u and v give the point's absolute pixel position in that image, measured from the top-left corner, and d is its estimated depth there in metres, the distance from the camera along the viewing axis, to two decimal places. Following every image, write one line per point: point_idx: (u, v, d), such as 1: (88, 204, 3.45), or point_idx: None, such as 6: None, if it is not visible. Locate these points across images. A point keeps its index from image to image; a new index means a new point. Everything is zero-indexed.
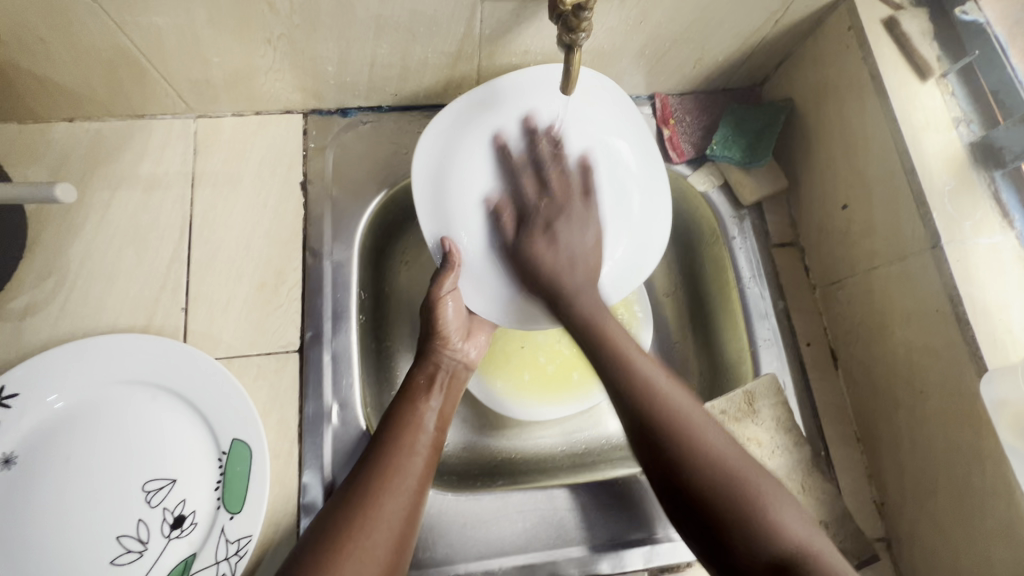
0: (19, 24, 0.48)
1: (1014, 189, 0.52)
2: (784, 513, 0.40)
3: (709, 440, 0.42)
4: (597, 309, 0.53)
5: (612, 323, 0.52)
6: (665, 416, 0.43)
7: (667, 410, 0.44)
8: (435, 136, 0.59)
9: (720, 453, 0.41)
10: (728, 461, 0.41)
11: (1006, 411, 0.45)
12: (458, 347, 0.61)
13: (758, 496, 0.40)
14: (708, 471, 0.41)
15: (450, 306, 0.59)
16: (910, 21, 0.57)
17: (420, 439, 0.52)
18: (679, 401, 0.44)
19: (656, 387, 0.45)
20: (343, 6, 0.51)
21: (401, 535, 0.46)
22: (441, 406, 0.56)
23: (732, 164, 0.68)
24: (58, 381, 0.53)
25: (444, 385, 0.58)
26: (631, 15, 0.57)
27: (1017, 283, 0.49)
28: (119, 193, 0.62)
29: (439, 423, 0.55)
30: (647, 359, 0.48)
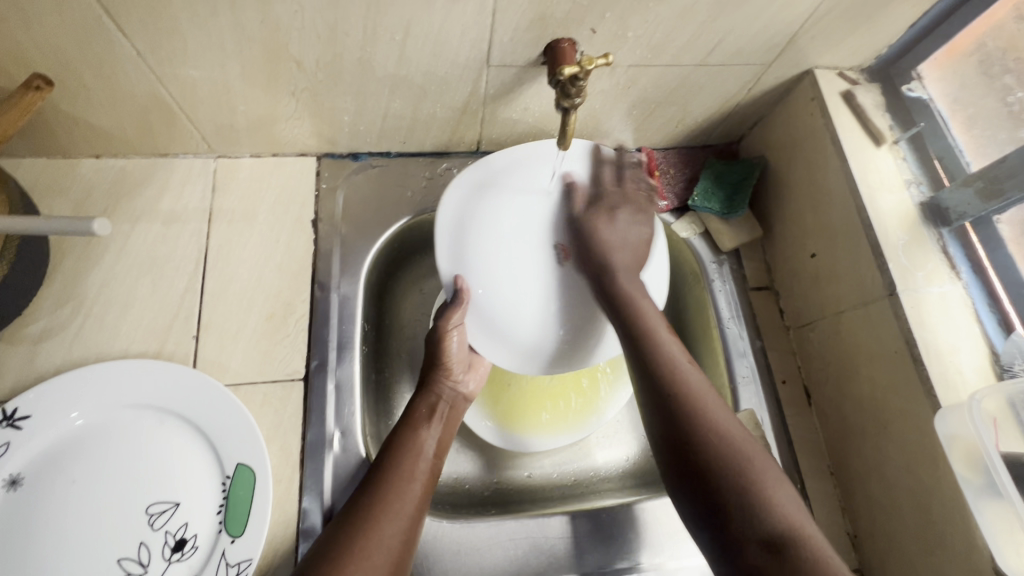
0: (67, 72, 0.53)
1: (960, 244, 0.59)
2: (778, 492, 0.44)
3: (710, 408, 0.50)
4: (653, 316, 0.57)
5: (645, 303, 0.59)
6: (678, 388, 0.51)
7: (683, 388, 0.51)
8: (464, 183, 0.62)
9: (721, 425, 0.48)
10: (730, 432, 0.48)
11: (959, 445, 0.50)
12: (459, 378, 0.63)
13: (749, 458, 0.46)
14: (714, 441, 0.47)
15: (455, 340, 0.61)
16: (864, 95, 0.65)
17: (420, 464, 0.54)
18: (696, 380, 0.52)
19: (681, 369, 0.53)
20: (364, 66, 0.57)
21: (398, 558, 0.48)
22: (440, 435, 0.59)
23: (711, 214, 0.74)
24: (69, 404, 0.55)
25: (443, 415, 0.61)
26: (621, 82, 0.63)
27: (964, 328, 0.55)
28: (139, 226, 0.66)
29: (437, 450, 0.57)
30: (681, 352, 0.55)
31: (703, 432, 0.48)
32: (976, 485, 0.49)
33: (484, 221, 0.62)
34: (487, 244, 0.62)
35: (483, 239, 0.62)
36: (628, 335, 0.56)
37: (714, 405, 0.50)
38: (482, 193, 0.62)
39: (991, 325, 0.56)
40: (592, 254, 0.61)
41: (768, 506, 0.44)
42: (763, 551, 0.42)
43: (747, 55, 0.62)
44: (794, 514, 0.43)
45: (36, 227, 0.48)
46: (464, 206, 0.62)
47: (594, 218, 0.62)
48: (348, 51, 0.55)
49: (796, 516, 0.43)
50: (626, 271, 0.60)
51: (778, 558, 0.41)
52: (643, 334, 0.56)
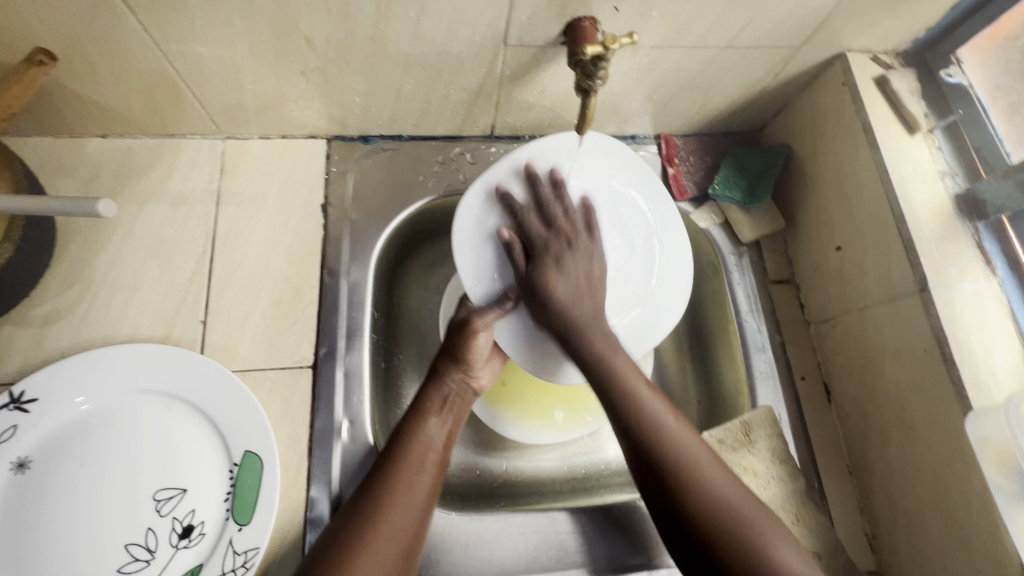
0: (72, 48, 0.51)
1: (996, 238, 0.56)
2: (783, 549, 0.42)
3: (687, 449, 0.47)
4: (609, 352, 0.53)
5: (622, 363, 0.53)
6: (677, 459, 0.46)
7: (649, 427, 0.48)
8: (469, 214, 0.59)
9: (720, 493, 0.44)
10: (726, 492, 0.44)
11: (990, 449, 0.48)
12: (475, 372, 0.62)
13: (703, 487, 0.44)
14: (724, 521, 0.43)
15: (483, 335, 0.59)
16: (899, 81, 0.62)
17: (428, 455, 0.53)
18: (671, 424, 0.49)
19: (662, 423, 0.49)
20: (377, 45, 0.55)
21: (408, 550, 0.47)
22: (450, 426, 0.57)
23: (732, 203, 0.72)
24: (76, 387, 0.54)
25: (453, 406, 0.59)
26: (642, 64, 0.61)
27: (999, 327, 0.53)
28: (146, 208, 0.64)
29: (447, 441, 0.56)
30: (652, 392, 0.51)
31: (694, 506, 0.44)
32: (1008, 491, 0.47)
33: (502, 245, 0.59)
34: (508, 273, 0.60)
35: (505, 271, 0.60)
36: (597, 383, 0.53)
37: (731, 495, 0.44)
38: (491, 232, 0.59)
39: None
40: (552, 311, 0.55)
41: (773, 561, 0.41)
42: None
43: (777, 37, 0.59)
44: (803, 570, 0.42)
45: (40, 207, 0.47)
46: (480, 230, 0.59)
47: (542, 270, 0.56)
48: (361, 28, 0.53)
49: (806, 573, 0.41)
50: (595, 315, 0.56)
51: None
52: (637, 414, 0.49)
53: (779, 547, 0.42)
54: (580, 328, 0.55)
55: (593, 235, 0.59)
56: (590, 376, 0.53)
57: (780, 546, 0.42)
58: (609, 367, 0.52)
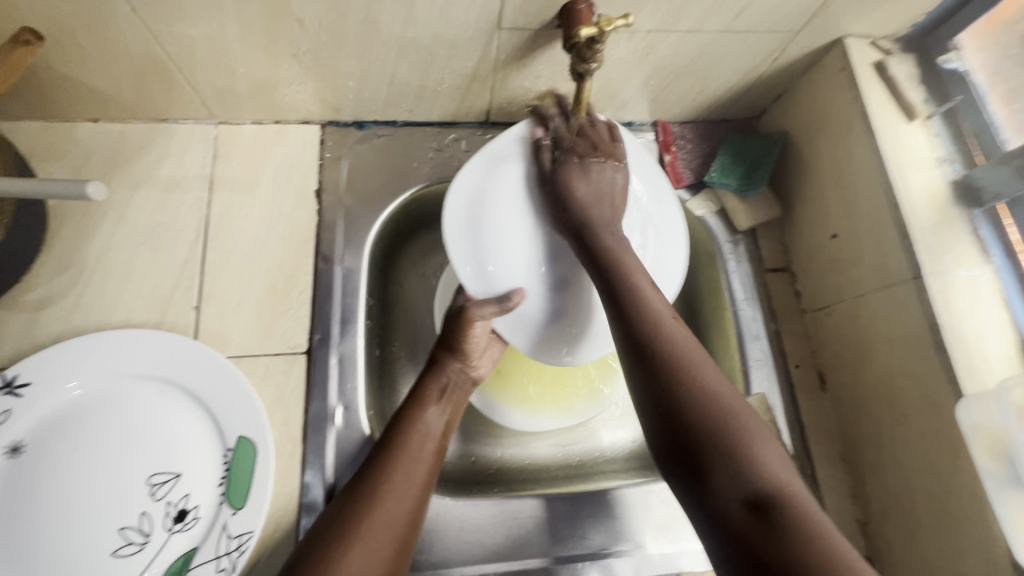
0: (60, 28, 0.51)
1: (991, 226, 0.56)
2: (765, 451, 0.39)
3: (704, 374, 0.43)
4: (619, 249, 0.53)
5: (640, 273, 0.51)
6: (677, 359, 0.44)
7: (650, 315, 0.47)
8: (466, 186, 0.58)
9: (710, 389, 0.42)
10: (736, 409, 0.41)
11: (981, 435, 0.48)
12: (473, 362, 0.62)
13: (693, 380, 0.42)
14: (714, 424, 0.40)
15: (480, 326, 0.59)
16: (897, 66, 0.61)
17: (425, 445, 0.53)
18: (682, 339, 0.46)
19: (665, 325, 0.47)
20: (370, 27, 0.54)
21: (403, 539, 0.48)
22: (448, 416, 0.57)
23: (729, 190, 0.72)
24: (69, 372, 0.54)
25: (452, 397, 0.59)
26: (639, 48, 0.60)
27: (992, 314, 0.53)
28: (138, 193, 0.64)
29: (445, 431, 0.56)
30: (676, 320, 0.48)
31: (685, 399, 0.42)
32: (999, 476, 0.47)
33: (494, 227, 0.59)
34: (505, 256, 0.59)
35: (501, 253, 0.59)
36: (610, 292, 0.51)
37: (726, 390, 0.42)
38: (484, 210, 0.59)
39: (1021, 311, 0.53)
40: (571, 211, 0.56)
41: (754, 459, 0.38)
42: (745, 510, 0.36)
43: (775, 21, 0.58)
44: (781, 471, 0.38)
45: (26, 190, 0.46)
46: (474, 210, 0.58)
47: (565, 169, 0.56)
48: (353, 10, 0.52)
49: (792, 479, 0.38)
50: (614, 233, 0.55)
51: (765, 518, 0.35)
52: (654, 323, 0.47)
53: (763, 450, 0.39)
54: (597, 226, 0.54)
55: (616, 142, 0.59)
56: (607, 300, 0.50)
57: (762, 446, 0.39)
58: (625, 270, 0.51)
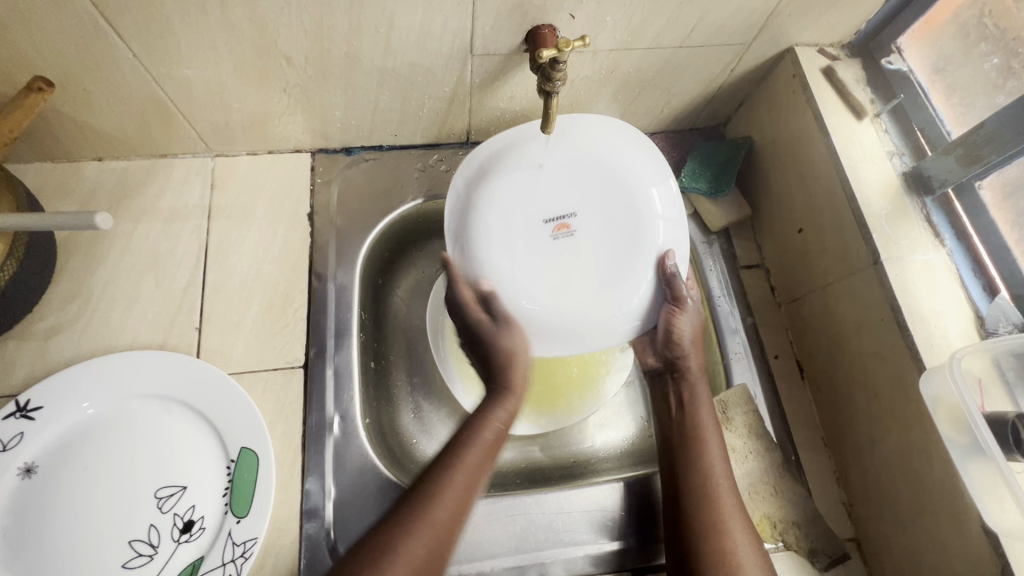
0: (68, 76, 0.55)
1: (943, 212, 0.60)
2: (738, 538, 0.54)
3: (711, 468, 0.57)
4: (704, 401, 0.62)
5: (703, 413, 0.61)
6: (699, 476, 0.57)
7: (709, 493, 0.56)
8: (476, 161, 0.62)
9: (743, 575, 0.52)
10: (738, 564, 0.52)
11: (943, 407, 0.50)
12: (504, 341, 0.61)
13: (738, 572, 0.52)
14: (706, 504, 0.55)
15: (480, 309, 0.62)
16: (844, 70, 0.65)
17: (458, 479, 0.53)
18: (712, 454, 0.58)
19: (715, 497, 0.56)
20: (352, 60, 0.59)
21: (440, 547, 0.49)
22: (506, 417, 0.59)
23: (700, 194, 0.75)
24: (80, 393, 0.57)
25: (505, 395, 0.61)
26: (603, 66, 0.65)
27: (948, 293, 0.56)
28: (141, 224, 0.68)
29: (498, 435, 0.58)
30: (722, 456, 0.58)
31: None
32: (961, 445, 0.49)
33: (489, 202, 0.60)
34: (484, 229, 0.60)
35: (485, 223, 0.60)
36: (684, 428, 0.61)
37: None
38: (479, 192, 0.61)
39: (976, 290, 0.57)
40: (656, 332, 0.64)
41: None
42: None
43: (726, 36, 0.63)
44: None
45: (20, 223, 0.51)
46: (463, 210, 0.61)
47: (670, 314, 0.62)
48: (335, 45, 0.57)
49: None
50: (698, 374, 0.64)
51: None
52: (705, 495, 0.56)
53: (740, 560, 0.53)
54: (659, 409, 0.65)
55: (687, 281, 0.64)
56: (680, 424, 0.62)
57: None
58: (700, 432, 0.59)
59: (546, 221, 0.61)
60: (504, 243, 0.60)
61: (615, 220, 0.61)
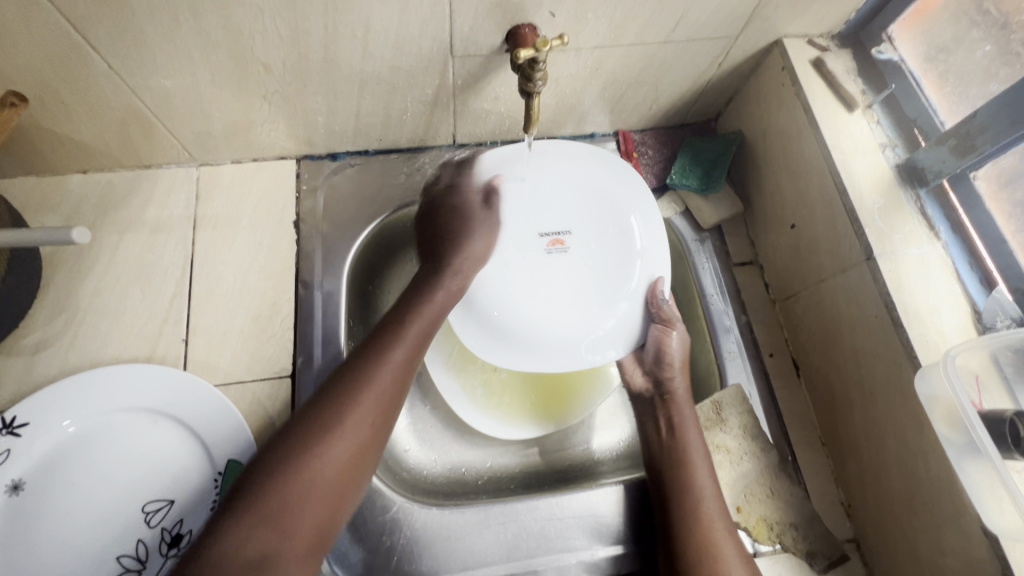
0: (44, 90, 0.55)
1: (938, 204, 0.58)
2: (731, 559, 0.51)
3: (703, 494, 0.55)
4: (687, 424, 0.60)
5: (693, 436, 0.59)
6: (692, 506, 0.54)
7: (698, 515, 0.54)
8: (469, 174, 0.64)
9: None
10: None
11: (939, 405, 0.49)
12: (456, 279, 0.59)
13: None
14: (694, 528, 0.53)
15: (475, 245, 0.60)
16: (834, 61, 0.64)
17: (377, 384, 0.48)
18: (701, 474, 0.56)
19: (707, 519, 0.54)
20: (330, 65, 0.58)
21: (344, 472, 0.44)
22: (410, 354, 0.51)
23: (691, 190, 0.74)
24: (65, 408, 0.57)
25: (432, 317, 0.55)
26: (587, 64, 0.64)
27: (944, 288, 0.55)
28: (127, 236, 0.67)
29: (406, 373, 0.50)
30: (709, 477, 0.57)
31: None
32: (958, 444, 0.48)
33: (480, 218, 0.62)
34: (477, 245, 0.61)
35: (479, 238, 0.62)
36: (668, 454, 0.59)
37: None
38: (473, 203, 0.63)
39: (972, 284, 0.55)
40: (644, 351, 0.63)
41: None
42: None
43: (711, 30, 0.61)
44: None
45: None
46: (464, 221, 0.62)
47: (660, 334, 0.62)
48: (312, 51, 0.56)
49: None
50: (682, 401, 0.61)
51: None
52: (694, 518, 0.54)
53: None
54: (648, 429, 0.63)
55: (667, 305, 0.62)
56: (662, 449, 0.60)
57: None
58: (683, 456, 0.57)
59: (540, 236, 0.63)
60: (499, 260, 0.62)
61: (607, 245, 0.63)
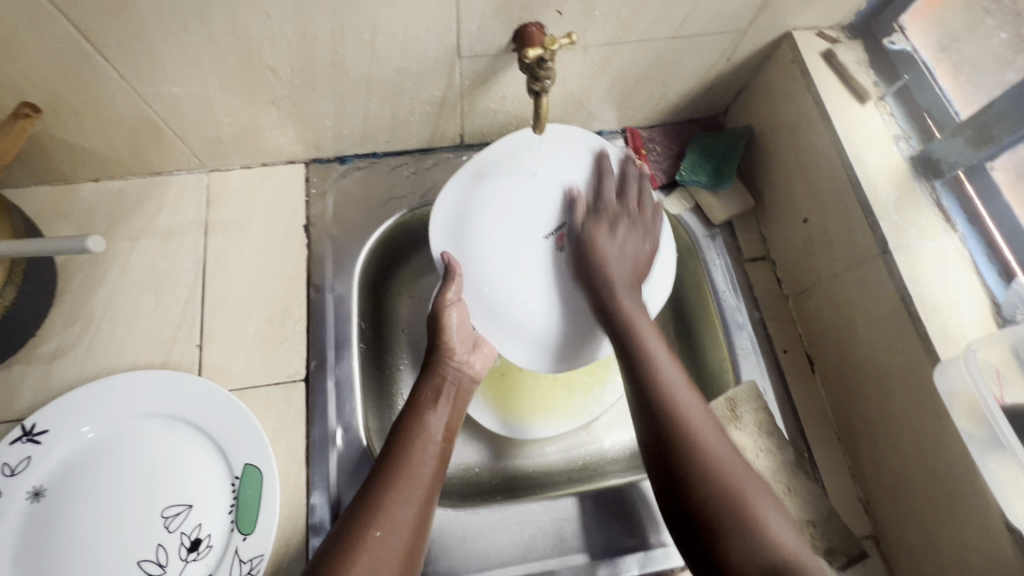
0: (56, 99, 0.55)
1: (954, 196, 0.57)
2: (772, 516, 0.43)
3: (699, 428, 0.48)
4: (635, 312, 0.56)
5: (642, 322, 0.56)
6: (707, 467, 0.45)
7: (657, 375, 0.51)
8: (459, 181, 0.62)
9: (718, 457, 0.46)
10: (693, 419, 0.48)
11: (960, 400, 0.49)
12: (463, 359, 0.63)
13: (701, 445, 0.47)
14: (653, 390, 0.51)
15: (455, 315, 0.61)
16: (845, 53, 0.63)
17: (425, 456, 0.52)
18: (651, 342, 0.54)
19: (659, 374, 0.52)
20: (338, 68, 0.58)
21: (413, 539, 0.48)
22: (448, 417, 0.57)
23: (701, 186, 0.74)
24: (84, 415, 0.57)
25: (451, 396, 0.59)
26: (595, 61, 0.63)
27: (961, 280, 0.54)
28: (139, 243, 0.68)
29: (445, 434, 0.56)
30: (658, 339, 0.55)
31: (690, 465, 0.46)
32: (980, 439, 0.48)
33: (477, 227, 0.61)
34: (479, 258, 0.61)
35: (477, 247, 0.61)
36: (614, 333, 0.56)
37: (730, 465, 0.46)
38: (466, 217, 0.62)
39: (991, 276, 0.54)
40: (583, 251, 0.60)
41: (760, 533, 0.42)
42: None
43: (720, 24, 0.61)
44: (792, 544, 0.42)
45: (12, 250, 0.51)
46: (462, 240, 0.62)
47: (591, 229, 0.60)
48: (320, 55, 0.56)
49: (793, 544, 0.42)
50: (626, 288, 0.58)
51: None
52: (649, 372, 0.52)
53: (706, 438, 0.47)
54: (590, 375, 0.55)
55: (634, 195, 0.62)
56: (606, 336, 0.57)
57: (767, 509, 0.44)
58: (631, 331, 0.55)
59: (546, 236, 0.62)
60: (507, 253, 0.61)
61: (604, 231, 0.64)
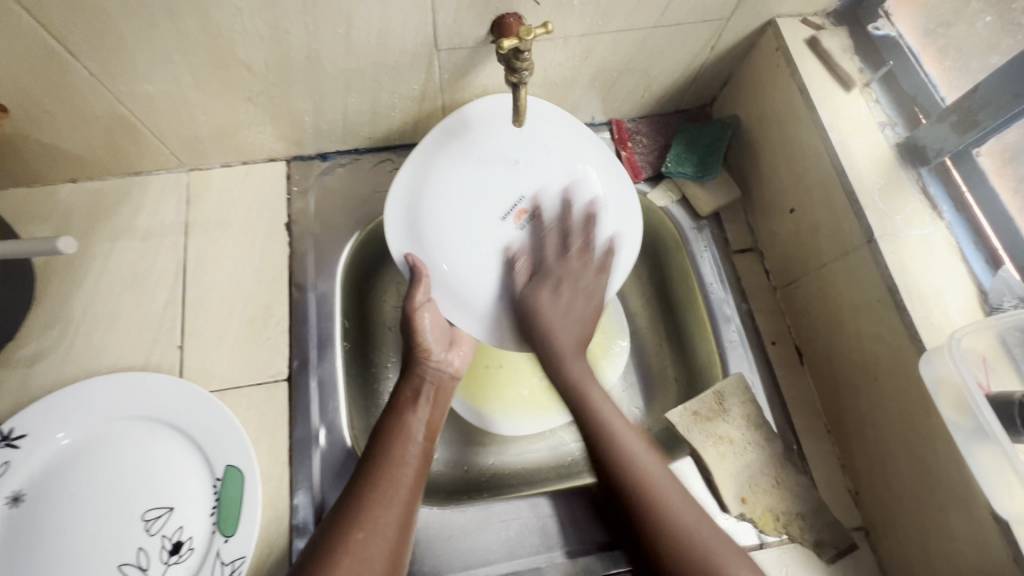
0: (26, 99, 0.54)
1: (940, 182, 0.57)
2: (732, 570, 0.45)
3: (652, 475, 0.49)
4: (584, 379, 0.56)
5: (580, 373, 0.56)
6: (659, 516, 0.47)
7: (590, 413, 0.54)
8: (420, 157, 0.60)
9: (672, 511, 0.48)
10: (653, 479, 0.49)
11: (945, 389, 0.48)
12: (441, 357, 0.62)
13: (657, 501, 0.48)
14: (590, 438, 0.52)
15: (427, 317, 0.59)
16: (830, 39, 0.62)
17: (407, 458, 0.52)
18: (573, 368, 0.56)
19: (612, 434, 0.52)
20: (313, 63, 0.57)
21: (400, 539, 0.47)
22: (428, 417, 0.57)
23: (687, 178, 0.73)
24: (63, 418, 0.57)
25: (430, 396, 0.59)
26: (576, 52, 0.62)
27: (948, 268, 0.53)
28: (119, 244, 0.67)
29: (426, 433, 0.56)
30: (603, 396, 0.55)
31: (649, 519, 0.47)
32: (966, 429, 0.47)
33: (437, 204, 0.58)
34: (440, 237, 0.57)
35: (436, 227, 0.58)
36: (564, 398, 0.56)
37: (657, 479, 0.49)
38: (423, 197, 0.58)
39: (978, 264, 0.54)
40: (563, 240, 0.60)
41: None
42: None
43: (702, 12, 0.60)
44: None
45: None
46: (420, 234, 0.58)
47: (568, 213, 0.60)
48: (294, 49, 0.55)
49: None
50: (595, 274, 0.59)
51: None
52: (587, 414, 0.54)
53: (662, 494, 0.48)
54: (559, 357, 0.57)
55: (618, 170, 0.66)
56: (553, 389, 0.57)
57: (728, 559, 0.46)
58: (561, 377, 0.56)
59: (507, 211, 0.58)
60: (466, 243, 0.57)
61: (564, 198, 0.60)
